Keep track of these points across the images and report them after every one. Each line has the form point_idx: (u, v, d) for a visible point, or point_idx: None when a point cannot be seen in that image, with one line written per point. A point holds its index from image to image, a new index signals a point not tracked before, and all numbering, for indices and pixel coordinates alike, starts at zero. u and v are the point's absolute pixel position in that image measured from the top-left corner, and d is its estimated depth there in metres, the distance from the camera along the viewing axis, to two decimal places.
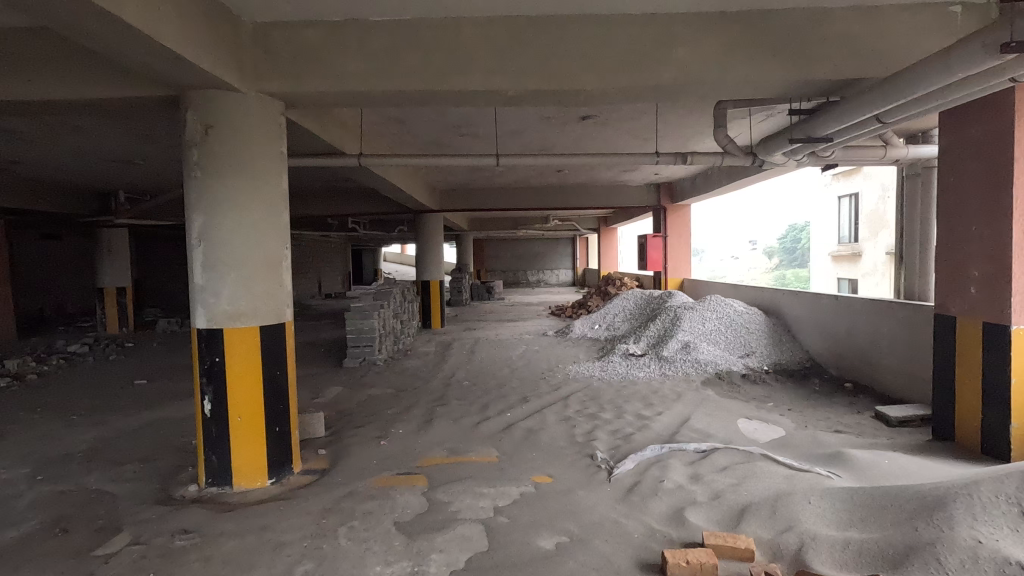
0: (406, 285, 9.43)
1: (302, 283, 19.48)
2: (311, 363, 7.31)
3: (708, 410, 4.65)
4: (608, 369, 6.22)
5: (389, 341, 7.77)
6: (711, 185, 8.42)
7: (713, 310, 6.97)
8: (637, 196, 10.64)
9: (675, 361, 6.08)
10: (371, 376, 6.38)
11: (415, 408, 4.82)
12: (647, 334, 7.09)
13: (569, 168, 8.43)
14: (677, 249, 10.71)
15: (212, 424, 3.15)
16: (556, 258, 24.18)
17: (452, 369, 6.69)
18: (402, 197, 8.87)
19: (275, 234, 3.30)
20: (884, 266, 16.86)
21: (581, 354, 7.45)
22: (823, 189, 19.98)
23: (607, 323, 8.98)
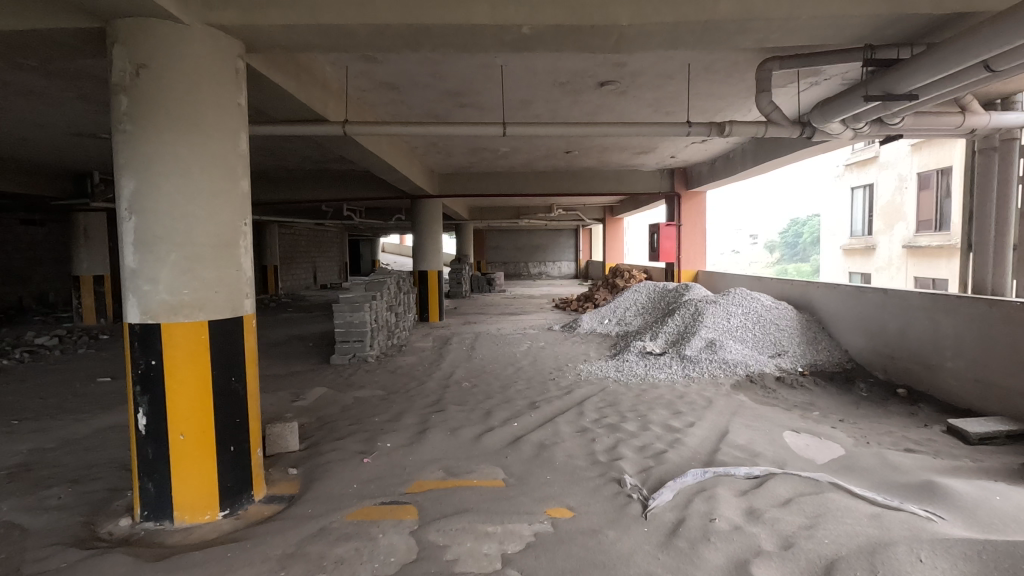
0: (402, 275, 8.78)
1: (296, 274, 18.82)
2: (296, 360, 6.67)
3: (745, 419, 4.02)
4: (624, 369, 5.57)
5: (382, 336, 7.13)
6: (733, 169, 7.77)
7: (738, 304, 6.34)
8: (649, 182, 9.98)
9: (699, 361, 5.45)
10: (361, 376, 5.74)
11: (407, 415, 4.19)
12: (664, 331, 6.45)
13: (578, 148, 7.78)
14: (691, 238, 10.05)
15: (148, 444, 2.52)
16: (558, 250, 23.53)
17: (451, 368, 6.04)
18: (398, 180, 8.22)
19: (230, 207, 2.65)
20: (899, 259, 16.20)
21: (591, 351, 6.81)
22: (834, 180, 19.30)
23: (618, 318, 8.35)
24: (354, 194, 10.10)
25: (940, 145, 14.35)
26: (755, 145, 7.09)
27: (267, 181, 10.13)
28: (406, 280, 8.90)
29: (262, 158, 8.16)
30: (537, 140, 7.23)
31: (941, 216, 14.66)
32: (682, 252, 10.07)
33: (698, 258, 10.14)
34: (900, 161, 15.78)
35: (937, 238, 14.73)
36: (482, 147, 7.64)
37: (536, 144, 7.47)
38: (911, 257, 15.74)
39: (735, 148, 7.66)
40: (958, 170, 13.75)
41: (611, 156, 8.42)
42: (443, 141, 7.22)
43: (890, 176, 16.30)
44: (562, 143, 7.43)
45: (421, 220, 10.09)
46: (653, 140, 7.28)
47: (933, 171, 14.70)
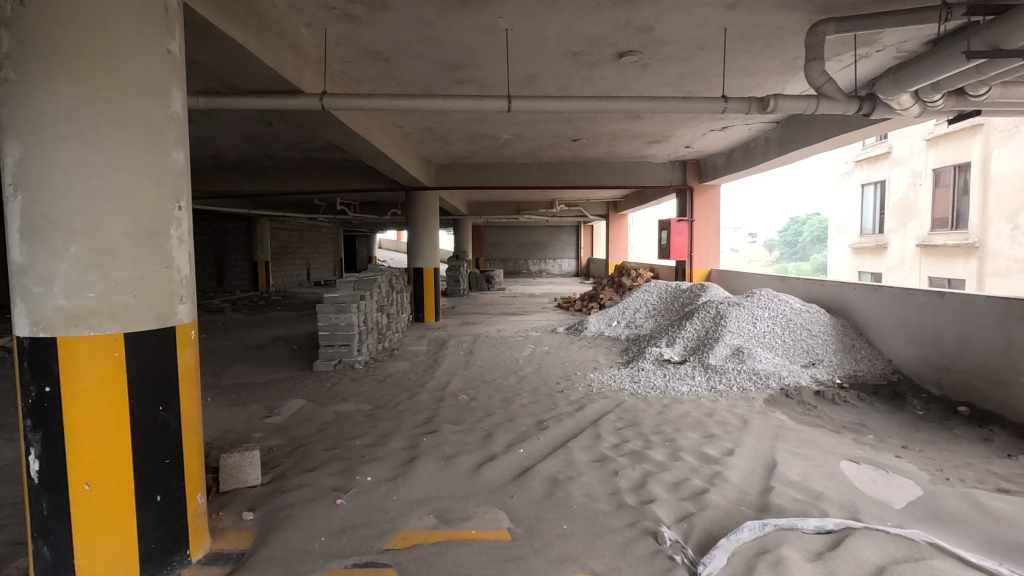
0: (395, 273, 8.17)
1: (288, 270, 18.19)
2: (276, 365, 6.05)
3: (791, 445, 3.41)
4: (640, 380, 4.97)
5: (371, 339, 6.51)
6: (755, 159, 7.15)
7: (764, 307, 5.75)
8: (659, 175, 9.37)
9: (726, 371, 4.84)
10: (346, 385, 5.13)
11: (394, 436, 3.58)
12: (683, 335, 5.85)
13: (586, 137, 7.19)
14: (704, 234, 9.43)
15: (44, 497, 1.91)
16: (558, 247, 22.93)
17: (446, 376, 5.44)
18: (391, 170, 7.60)
19: (156, 185, 2.03)
20: (912, 258, 15.58)
21: (601, 357, 6.21)
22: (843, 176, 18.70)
23: (628, 320, 7.75)
24: (344, 186, 9.49)
25: (957, 139, 13.74)
26: (780, 133, 6.49)
27: (253, 172, 9.52)
28: (400, 278, 8.28)
29: (243, 144, 7.55)
30: (542, 126, 6.62)
31: (957, 214, 14.06)
32: (694, 249, 9.46)
33: (711, 257, 9.52)
34: (914, 156, 15.16)
35: (953, 236, 14.13)
36: (481, 134, 7.03)
37: (540, 131, 6.88)
38: (925, 257, 15.14)
39: (756, 136, 7.06)
40: (977, 166, 13.14)
41: (621, 145, 7.82)
42: (439, 126, 6.60)
43: (903, 172, 15.69)
44: (569, 130, 6.82)
45: (416, 214, 9.47)
46: (668, 127, 6.69)
47: (951, 167, 14.09)
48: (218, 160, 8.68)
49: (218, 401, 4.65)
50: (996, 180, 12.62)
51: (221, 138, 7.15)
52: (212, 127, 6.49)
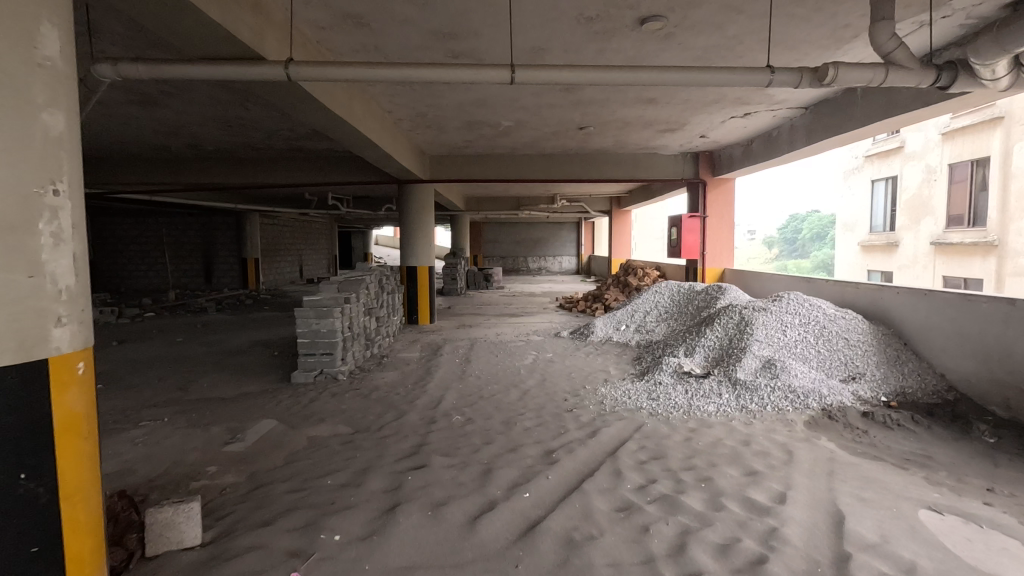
0: (386, 272, 7.56)
1: (279, 267, 17.59)
2: (252, 376, 5.46)
3: (852, 486, 2.82)
4: (659, 397, 4.40)
5: (358, 346, 5.91)
6: (780, 149, 6.54)
7: (794, 312, 5.16)
8: (669, 168, 8.77)
9: (757, 387, 4.25)
10: (326, 401, 4.53)
11: (372, 474, 2.98)
12: (703, 343, 5.27)
13: (593, 124, 6.59)
14: (717, 231, 8.84)
15: None
16: (558, 244, 22.31)
17: (440, 390, 4.83)
18: (382, 161, 6.99)
19: (10, 158, 1.42)
20: (926, 257, 14.95)
21: (611, 367, 5.63)
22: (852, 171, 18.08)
23: (638, 324, 7.16)
24: (332, 178, 8.87)
25: (976, 133, 13.10)
26: (808, 120, 5.89)
27: (235, 163, 8.89)
28: (392, 278, 7.67)
29: (220, 132, 6.92)
30: (547, 112, 6.01)
31: (974, 211, 13.45)
32: (707, 247, 8.86)
33: (724, 255, 8.93)
34: (928, 151, 14.51)
35: (971, 234, 13.51)
36: (479, 121, 6.42)
37: (545, 118, 6.27)
38: (939, 255, 14.53)
39: (780, 124, 6.46)
40: (997, 160, 12.49)
41: (631, 134, 7.21)
42: (432, 111, 5.99)
43: (916, 167, 15.05)
44: (576, 117, 6.22)
45: (410, 208, 8.85)
46: (685, 114, 6.08)
47: (968, 162, 13.47)
48: (196, 150, 8.05)
49: (177, 422, 4.05)
50: (1017, 176, 11.96)
51: (195, 125, 6.52)
52: (181, 112, 5.86)
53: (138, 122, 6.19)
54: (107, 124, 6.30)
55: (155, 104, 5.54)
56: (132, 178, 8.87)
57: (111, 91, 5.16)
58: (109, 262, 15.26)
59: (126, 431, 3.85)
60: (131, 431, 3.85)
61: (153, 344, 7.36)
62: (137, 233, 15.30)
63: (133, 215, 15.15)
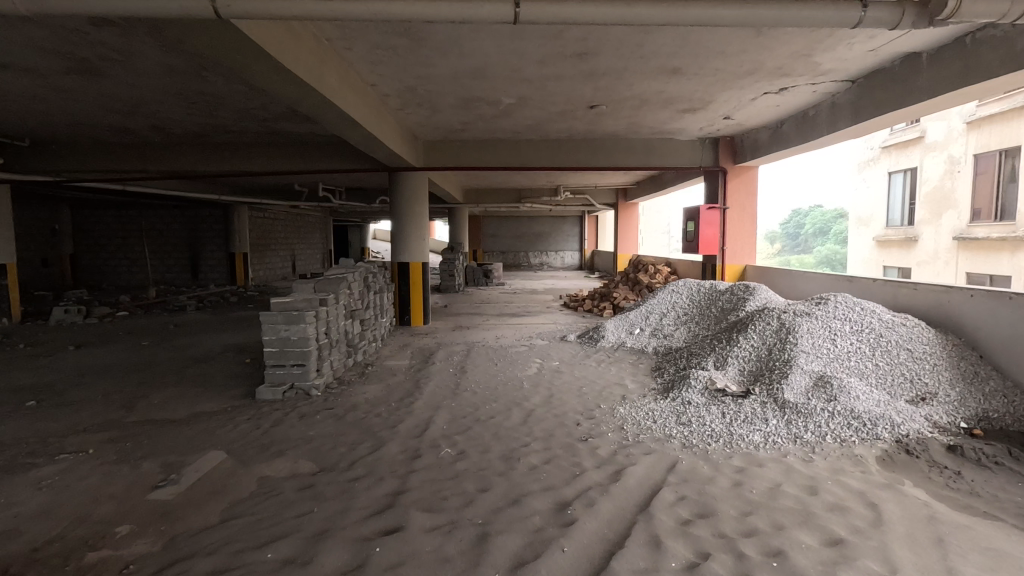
0: (374, 269, 6.80)
1: (270, 262, 16.86)
2: (213, 390, 4.71)
3: (978, 566, 2.07)
4: (690, 422, 3.66)
5: (337, 355, 5.15)
6: (816, 131, 5.78)
7: (844, 318, 4.42)
8: (686, 154, 7.99)
9: (811, 410, 3.51)
10: (291, 426, 3.77)
11: (329, 544, 2.24)
12: (736, 354, 4.53)
13: (606, 102, 5.82)
14: (738, 225, 8.11)
15: None
16: (560, 239, 21.56)
17: (429, 410, 4.08)
18: (368, 144, 6.24)
19: None
20: (947, 252, 14.13)
21: (629, 380, 4.90)
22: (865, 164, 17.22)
23: (654, 329, 6.42)
24: (316, 166, 8.11)
25: (1004, 121, 12.23)
26: (854, 95, 5.12)
27: (211, 148, 8.12)
28: (380, 275, 6.92)
29: (186, 112, 6.17)
30: (554, 86, 5.24)
31: (1001, 204, 12.64)
32: (727, 242, 8.11)
33: (746, 251, 8.18)
34: (951, 141, 13.65)
35: (998, 228, 12.68)
36: (477, 97, 5.66)
37: (552, 94, 5.49)
38: (963, 251, 13.72)
39: (818, 102, 5.69)
40: None
41: (648, 115, 6.44)
42: (423, 84, 5.21)
43: (937, 158, 14.23)
44: (588, 93, 5.45)
45: (401, 199, 8.05)
46: (712, 89, 5.31)
47: (996, 152, 12.61)
48: (164, 134, 7.29)
49: (103, 455, 3.29)
50: None
51: (154, 102, 5.76)
52: (134, 84, 5.11)
53: (87, 96, 5.42)
54: (53, 101, 5.54)
55: (100, 75, 4.78)
56: (98, 165, 8.09)
57: (43, 58, 4.39)
58: (90, 256, 14.51)
59: (36, 469, 3.10)
60: (42, 469, 3.10)
61: (115, 349, 6.62)
62: (120, 225, 14.56)
63: (115, 207, 14.41)
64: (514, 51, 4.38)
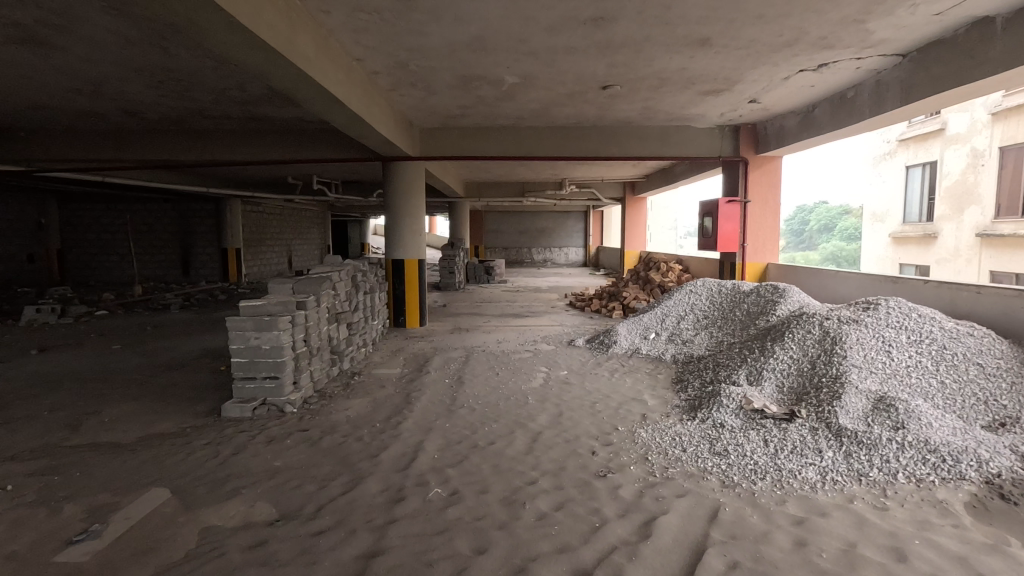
0: (365, 266, 6.23)
1: (265, 258, 16.32)
2: (176, 405, 4.15)
3: None
4: (727, 453, 3.08)
5: (318, 364, 4.59)
6: (856, 113, 5.16)
7: (898, 328, 3.82)
8: (704, 143, 7.37)
9: (874, 439, 2.92)
10: (255, 454, 3.20)
11: None
12: (773, 367, 3.93)
13: (620, 81, 5.23)
14: (759, 220, 7.50)
15: None
16: (565, 235, 20.94)
17: (419, 433, 3.51)
18: (357, 129, 5.65)
19: None
20: (969, 249, 13.28)
21: (647, 395, 4.31)
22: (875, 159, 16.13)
23: (672, 334, 5.82)
24: (305, 155, 7.52)
25: None
26: (905, 71, 4.52)
27: (191, 136, 7.54)
28: (370, 273, 6.34)
29: (155, 93, 5.58)
30: (563, 61, 4.65)
31: None
32: (748, 238, 7.51)
33: (768, 247, 7.57)
34: (974, 133, 12.82)
35: None
36: (476, 76, 5.07)
37: (561, 71, 4.89)
38: (986, 248, 12.90)
39: (859, 81, 5.08)
40: None
41: (665, 98, 5.84)
42: (416, 58, 4.62)
43: (958, 151, 13.30)
44: (601, 70, 4.86)
45: (396, 190, 7.46)
46: (741, 66, 4.71)
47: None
48: (138, 119, 6.70)
49: (21, 493, 2.73)
50: None
51: (118, 81, 5.18)
52: (89, 58, 4.53)
53: (39, 72, 4.84)
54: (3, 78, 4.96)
55: (48, 45, 4.21)
56: (70, 153, 7.52)
57: None
58: (79, 252, 13.98)
59: None
60: None
61: (81, 353, 6.06)
62: (109, 220, 14.00)
63: (104, 201, 13.86)
64: (518, 16, 3.77)
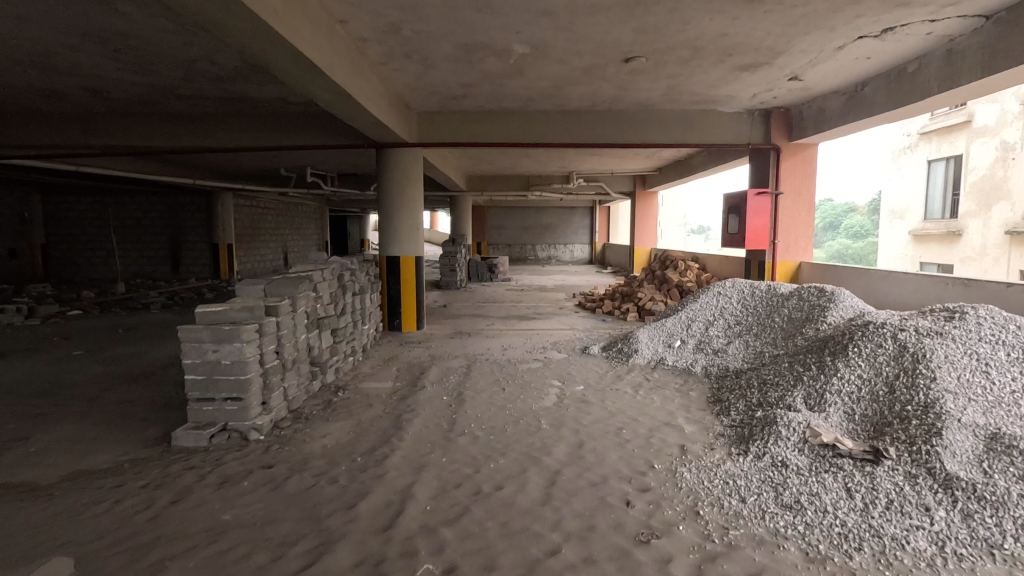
0: (353, 265, 5.56)
1: (259, 254, 15.67)
2: (123, 430, 3.48)
3: None
4: (801, 506, 2.41)
5: (294, 379, 3.92)
6: (921, 90, 4.46)
7: (995, 346, 3.13)
8: (732, 129, 6.67)
9: (999, 495, 2.25)
10: (200, 503, 2.52)
11: None
12: (839, 388, 3.25)
13: (646, 53, 4.54)
14: (791, 215, 6.81)
15: None
16: (570, 231, 20.25)
17: (409, 472, 2.84)
18: (345, 109, 4.98)
19: None
20: (998, 248, 12.34)
21: (682, 418, 3.62)
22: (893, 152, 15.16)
23: (700, 343, 5.13)
24: (291, 141, 6.84)
25: None
26: (988, 36, 3.81)
27: (166, 119, 6.86)
28: (360, 272, 5.68)
29: (115, 66, 4.91)
30: (583, 24, 3.95)
31: None
32: (779, 234, 6.82)
33: (800, 245, 6.88)
34: (1004, 125, 11.92)
35: None
36: (480, 44, 4.38)
37: (580, 37, 4.20)
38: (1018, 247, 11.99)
39: (925, 52, 4.38)
40: None
41: (695, 74, 5.14)
42: (409, 21, 3.93)
43: (987, 145, 12.33)
44: (626, 36, 4.16)
45: (390, 180, 6.77)
46: (791, 31, 4.02)
47: None
48: (103, 99, 6.03)
49: None
50: None
51: (67, 50, 4.49)
52: (25, 17, 3.86)
53: None
54: None
55: None
56: (35, 138, 6.87)
57: None
58: (65, 247, 13.34)
59: None
60: None
61: (37, 360, 5.40)
62: (95, 213, 13.34)
63: (89, 194, 13.19)
64: None
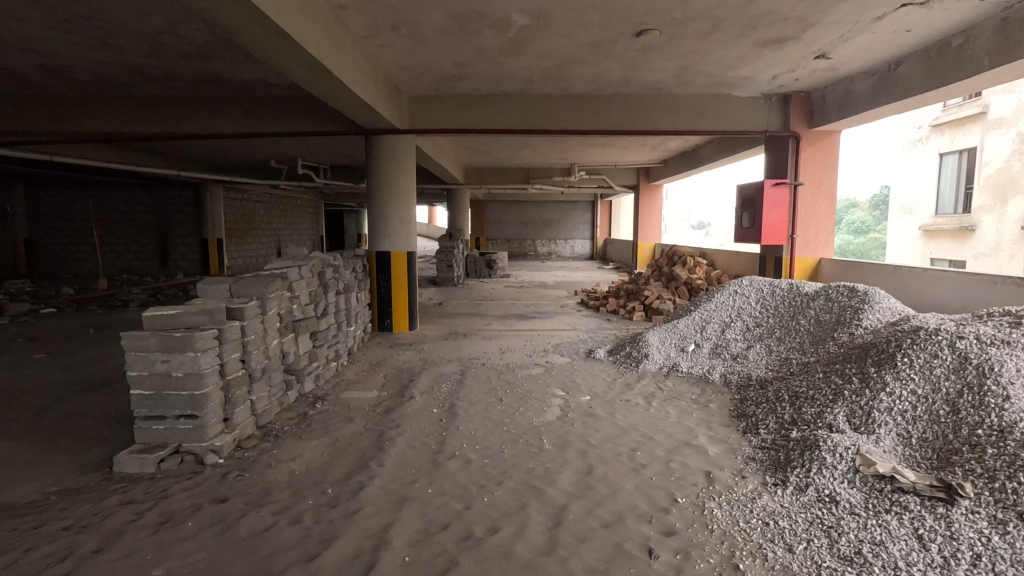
0: (337, 260, 5.09)
1: (251, 249, 15.19)
2: (63, 451, 3.02)
3: None
4: (865, 560, 1.95)
5: (263, 389, 3.45)
6: (968, 66, 3.98)
7: None
8: (748, 115, 6.19)
9: None
10: (127, 553, 2.07)
11: None
12: (890, 405, 2.80)
13: (660, 24, 4.06)
14: (811, 207, 6.35)
15: None
16: (571, 226, 19.77)
17: (387, 510, 2.38)
18: (327, 89, 4.50)
19: None
20: (1014, 244, 11.83)
21: (704, 437, 3.16)
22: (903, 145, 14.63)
23: (717, 348, 4.67)
24: (274, 127, 6.36)
25: None
26: None
27: (139, 103, 6.37)
28: (344, 268, 5.21)
29: (71, 40, 4.43)
30: None
31: None
32: (797, 228, 6.35)
33: (820, 240, 6.41)
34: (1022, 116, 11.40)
35: None
36: (474, 13, 3.90)
37: (586, 4, 3.72)
38: None
39: (974, 23, 3.90)
40: None
41: (712, 51, 4.67)
42: None
43: (1004, 136, 11.81)
44: (638, 3, 3.68)
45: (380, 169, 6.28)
46: None
47: None
48: (68, 80, 5.54)
49: None
50: None
51: (13, 19, 4.01)
52: None
53: None
54: None
55: None
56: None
57: None
58: (48, 241, 12.85)
59: None
60: None
61: None
62: (79, 206, 12.85)
63: (72, 186, 12.70)
64: None
